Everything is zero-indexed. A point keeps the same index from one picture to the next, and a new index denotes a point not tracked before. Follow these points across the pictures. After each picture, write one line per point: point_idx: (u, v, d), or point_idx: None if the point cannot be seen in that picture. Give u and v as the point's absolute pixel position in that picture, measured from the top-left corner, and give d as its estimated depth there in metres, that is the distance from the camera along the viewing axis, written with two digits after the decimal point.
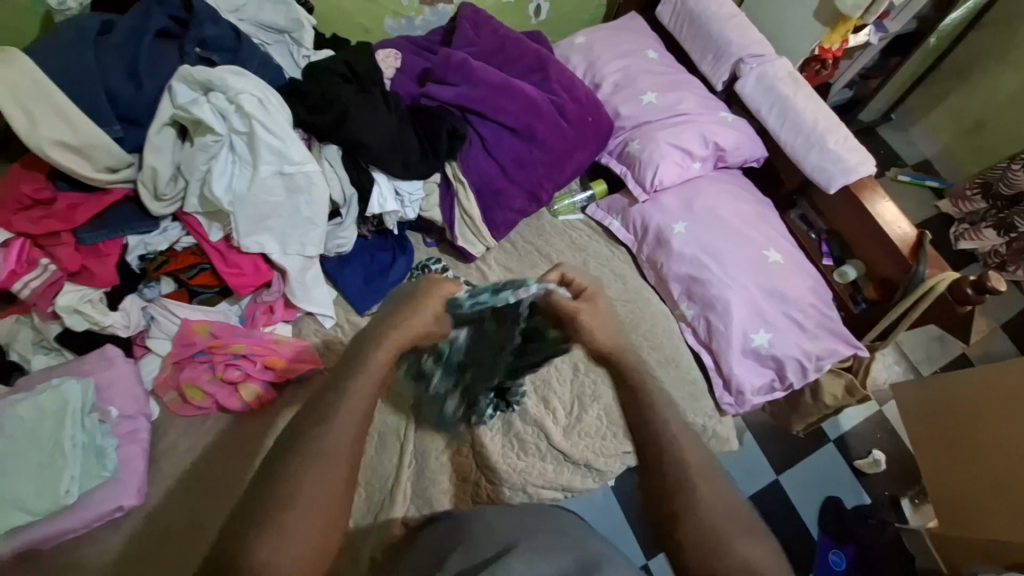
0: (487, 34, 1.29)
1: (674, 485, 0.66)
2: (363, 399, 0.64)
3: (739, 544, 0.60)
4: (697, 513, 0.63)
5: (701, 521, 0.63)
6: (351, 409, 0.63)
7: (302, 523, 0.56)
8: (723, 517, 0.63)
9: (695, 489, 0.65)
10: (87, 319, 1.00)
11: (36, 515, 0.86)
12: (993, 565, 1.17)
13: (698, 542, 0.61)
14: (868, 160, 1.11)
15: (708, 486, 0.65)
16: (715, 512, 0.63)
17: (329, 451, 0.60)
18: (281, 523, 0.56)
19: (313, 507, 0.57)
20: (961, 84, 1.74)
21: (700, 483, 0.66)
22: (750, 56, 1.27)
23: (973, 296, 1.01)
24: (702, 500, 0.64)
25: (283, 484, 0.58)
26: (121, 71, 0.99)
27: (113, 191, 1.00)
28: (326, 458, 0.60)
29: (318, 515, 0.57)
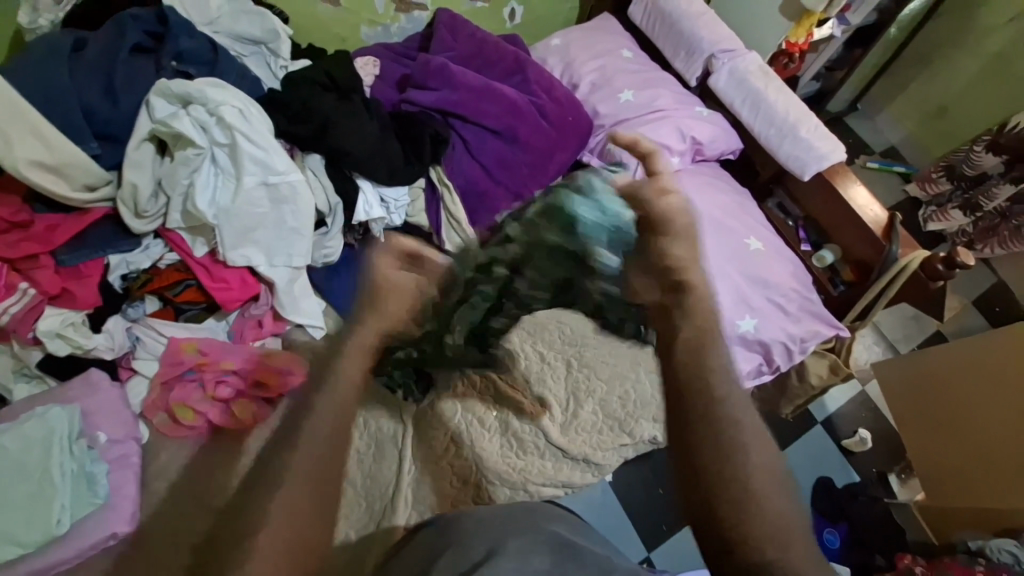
0: (465, 38, 1.30)
1: (718, 454, 0.57)
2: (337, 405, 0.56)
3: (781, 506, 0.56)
4: (753, 491, 0.56)
5: (743, 494, 0.56)
6: (325, 406, 0.56)
7: (270, 532, 0.51)
8: (769, 488, 0.57)
9: (743, 461, 0.57)
10: (70, 343, 0.98)
11: (28, 546, 0.83)
12: (983, 531, 1.24)
13: (733, 509, 0.55)
14: (838, 147, 1.15)
15: (758, 456, 0.57)
16: (750, 483, 0.56)
17: (299, 459, 0.53)
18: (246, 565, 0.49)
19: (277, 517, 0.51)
20: (921, 73, 1.82)
21: (752, 453, 0.57)
22: (721, 51, 1.31)
23: (944, 272, 1.06)
24: (739, 468, 0.56)
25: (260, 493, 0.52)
26: (97, 88, 0.98)
27: (92, 211, 0.98)
28: (296, 467, 0.53)
29: (285, 522, 0.51)
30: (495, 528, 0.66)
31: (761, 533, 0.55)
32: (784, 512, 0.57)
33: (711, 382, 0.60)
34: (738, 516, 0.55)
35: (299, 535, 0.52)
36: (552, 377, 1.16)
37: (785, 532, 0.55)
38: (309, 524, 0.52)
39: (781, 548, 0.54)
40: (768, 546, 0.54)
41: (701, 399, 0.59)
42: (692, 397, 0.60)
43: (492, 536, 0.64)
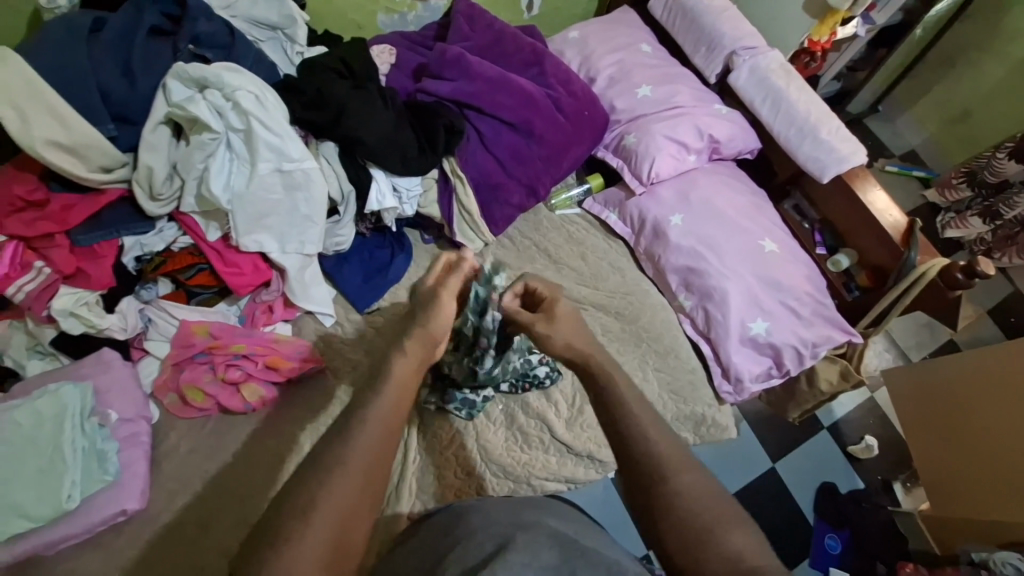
0: (482, 28, 1.28)
1: (652, 486, 0.61)
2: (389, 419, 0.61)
3: (727, 535, 0.57)
4: (680, 507, 0.59)
5: (684, 520, 0.58)
6: (376, 417, 0.61)
7: (309, 533, 0.52)
8: (715, 505, 0.59)
9: (679, 487, 0.60)
10: (84, 322, 0.98)
11: (38, 521, 0.85)
12: (986, 543, 1.23)
13: (677, 540, 0.58)
14: (860, 150, 1.13)
15: (694, 481, 0.61)
16: (694, 505, 0.59)
17: (353, 459, 0.57)
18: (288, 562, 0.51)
19: (326, 523, 0.53)
20: (945, 76, 1.78)
21: (680, 477, 0.61)
22: (743, 48, 1.28)
23: (963, 281, 1.03)
24: (669, 498, 0.59)
25: (308, 490, 0.54)
26: (115, 69, 0.98)
27: (107, 192, 0.99)
28: (354, 469, 0.57)
29: (332, 521, 0.54)
30: (503, 521, 0.66)
31: (714, 555, 0.56)
32: (743, 531, 0.58)
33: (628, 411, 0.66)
34: (686, 545, 0.57)
35: (337, 538, 0.53)
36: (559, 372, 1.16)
37: (746, 555, 0.55)
38: (350, 535, 0.54)
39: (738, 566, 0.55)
40: (725, 571, 0.55)
41: (637, 433, 0.64)
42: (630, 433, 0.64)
43: (499, 530, 0.64)
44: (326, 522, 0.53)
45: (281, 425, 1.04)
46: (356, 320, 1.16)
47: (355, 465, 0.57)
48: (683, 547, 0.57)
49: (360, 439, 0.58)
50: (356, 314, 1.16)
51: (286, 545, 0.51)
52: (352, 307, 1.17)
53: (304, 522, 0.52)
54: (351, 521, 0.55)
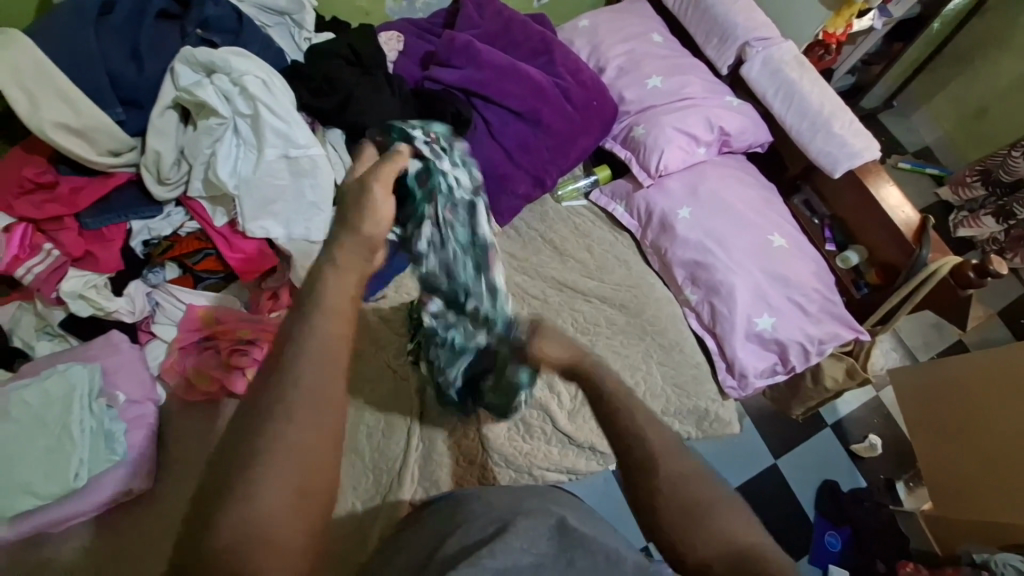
0: (491, 16, 1.27)
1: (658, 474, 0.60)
2: (329, 336, 0.52)
3: (733, 515, 0.59)
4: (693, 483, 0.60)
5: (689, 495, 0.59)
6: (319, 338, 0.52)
7: (265, 472, 0.47)
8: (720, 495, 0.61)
9: (690, 478, 0.61)
10: (91, 304, 0.99)
11: (45, 499, 0.86)
12: (989, 545, 1.24)
13: (674, 514, 0.58)
14: (873, 145, 1.12)
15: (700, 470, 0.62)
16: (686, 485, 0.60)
17: (294, 381, 0.49)
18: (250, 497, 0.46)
19: (271, 465, 0.47)
20: (962, 72, 1.74)
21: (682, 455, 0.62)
22: (756, 39, 1.26)
23: (975, 280, 1.02)
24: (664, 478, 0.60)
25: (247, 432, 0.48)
26: (123, 53, 0.98)
27: (116, 175, 0.99)
28: (298, 399, 0.49)
29: (284, 464, 0.47)
30: (503, 509, 0.66)
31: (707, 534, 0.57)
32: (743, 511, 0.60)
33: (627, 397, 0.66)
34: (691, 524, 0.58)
35: (302, 484, 0.48)
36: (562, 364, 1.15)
37: (739, 533, 0.58)
38: (306, 474, 0.48)
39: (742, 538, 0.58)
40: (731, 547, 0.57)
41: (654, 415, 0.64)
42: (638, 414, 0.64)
43: (501, 516, 0.64)
44: (279, 450, 0.47)
45: None
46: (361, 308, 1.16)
47: (298, 394, 0.49)
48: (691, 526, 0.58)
49: (299, 373, 0.50)
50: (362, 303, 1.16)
51: (248, 481, 0.46)
52: None
53: (257, 469, 0.47)
54: (308, 464, 0.48)
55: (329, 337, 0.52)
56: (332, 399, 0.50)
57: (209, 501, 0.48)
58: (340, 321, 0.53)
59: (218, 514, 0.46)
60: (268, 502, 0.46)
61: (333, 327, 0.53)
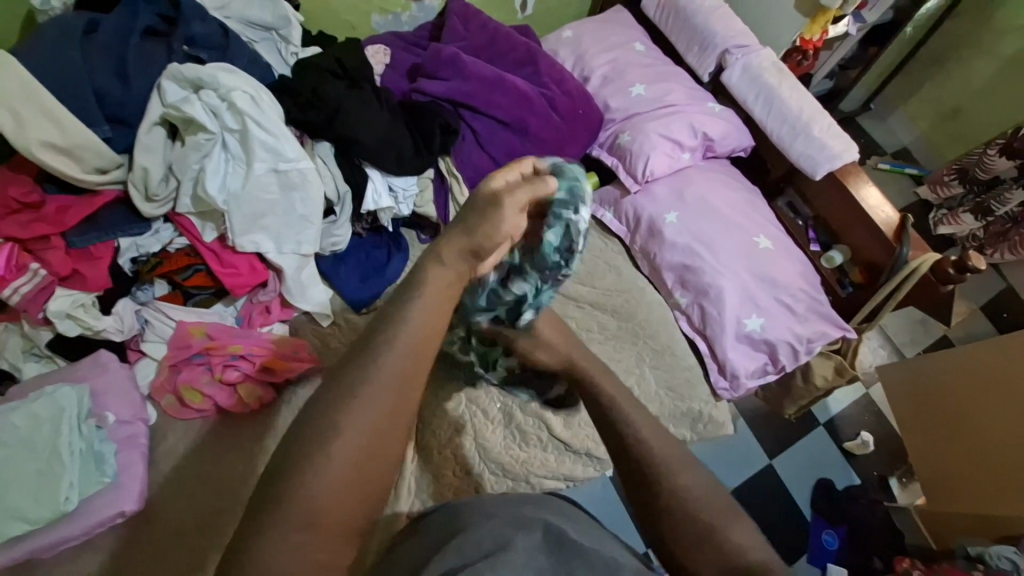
0: (477, 28, 1.29)
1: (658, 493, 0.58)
2: (426, 327, 0.50)
3: (731, 531, 0.56)
4: (688, 507, 0.58)
5: (690, 520, 0.57)
6: (408, 334, 0.49)
7: (330, 460, 0.44)
8: (714, 504, 0.58)
9: (685, 496, 0.58)
10: (81, 323, 0.98)
11: (36, 524, 0.85)
12: (983, 538, 1.25)
13: (678, 535, 0.57)
14: (852, 147, 1.14)
15: (700, 487, 0.59)
16: (687, 508, 0.58)
17: (375, 380, 0.46)
18: (306, 478, 0.43)
19: (336, 464, 0.44)
20: (935, 74, 1.80)
21: (682, 478, 0.59)
22: (736, 47, 1.30)
23: (954, 276, 1.05)
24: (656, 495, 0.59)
25: (312, 428, 0.45)
26: (110, 71, 0.98)
27: (102, 194, 0.99)
28: (374, 395, 0.46)
29: (347, 468, 0.44)
30: (503, 518, 0.66)
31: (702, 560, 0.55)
32: (743, 525, 0.57)
33: (622, 420, 0.63)
34: (693, 546, 0.56)
35: (355, 480, 0.45)
36: None
37: (745, 550, 0.55)
38: (368, 474, 0.45)
39: (741, 558, 0.55)
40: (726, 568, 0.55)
41: (635, 448, 0.61)
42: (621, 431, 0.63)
43: (502, 529, 0.63)
44: (345, 456, 0.44)
45: (278, 424, 1.04)
46: (353, 320, 1.16)
47: (384, 382, 0.47)
48: (690, 545, 0.56)
49: (385, 363, 0.47)
50: (353, 314, 1.16)
51: (304, 474, 0.43)
52: (347, 307, 1.17)
53: (317, 461, 0.44)
54: (371, 471, 0.45)
55: (421, 323, 0.50)
56: (410, 393, 0.48)
57: (257, 497, 0.44)
58: (430, 327, 0.50)
59: (269, 504, 0.43)
60: (317, 495, 0.43)
61: (425, 326, 0.50)
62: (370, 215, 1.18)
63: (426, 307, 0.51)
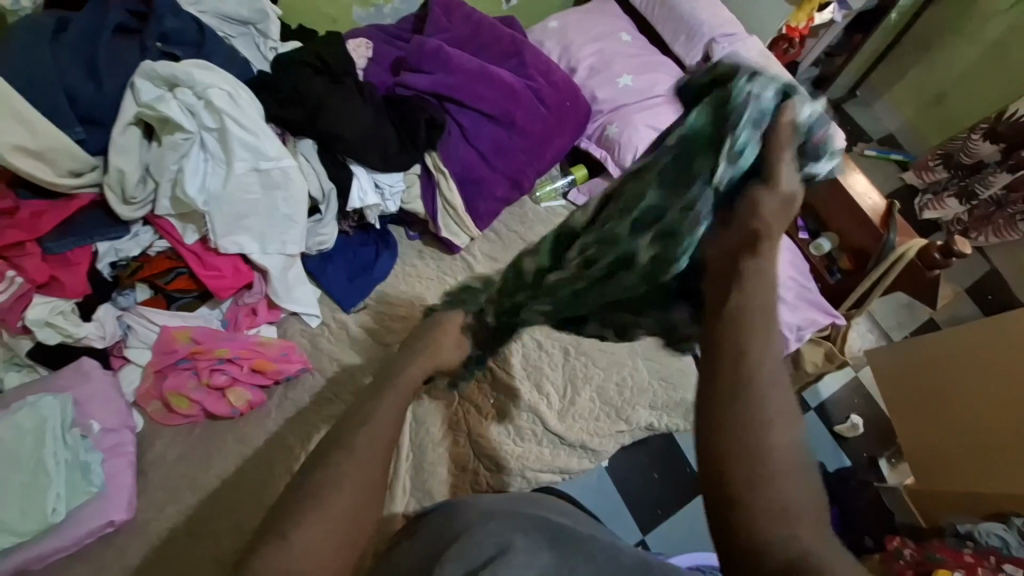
0: (460, 20, 1.27)
1: (731, 395, 0.55)
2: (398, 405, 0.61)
3: (788, 494, 0.50)
4: (771, 447, 0.52)
5: (768, 464, 0.51)
6: (384, 413, 0.60)
7: (323, 511, 0.51)
8: (796, 468, 0.52)
9: (762, 437, 0.52)
10: (59, 331, 0.96)
11: (23, 537, 0.83)
12: (970, 515, 1.27)
13: (749, 466, 0.51)
14: (839, 134, 1.14)
15: (783, 434, 0.53)
16: (766, 442, 0.52)
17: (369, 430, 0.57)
18: (299, 528, 0.50)
19: (337, 500, 0.52)
20: (920, 59, 1.80)
21: (782, 428, 0.53)
22: (722, 35, 1.29)
23: (940, 260, 1.07)
24: (755, 412, 0.53)
25: (319, 472, 0.54)
26: (80, 70, 0.95)
27: (77, 197, 0.96)
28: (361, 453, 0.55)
29: (350, 502, 0.53)
30: (502, 518, 0.65)
31: (757, 497, 0.50)
32: (804, 500, 0.50)
33: (748, 326, 0.59)
34: (755, 486, 0.51)
35: (344, 533, 0.52)
36: (548, 365, 1.15)
37: (792, 519, 0.49)
38: (353, 529, 0.52)
39: (786, 527, 0.49)
40: (772, 517, 0.49)
41: (746, 365, 0.56)
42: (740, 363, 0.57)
43: (498, 529, 0.63)
44: (336, 510, 0.52)
45: (271, 427, 1.03)
46: (342, 319, 1.14)
47: (367, 447, 0.56)
48: (750, 483, 0.51)
49: (370, 431, 0.57)
50: (342, 314, 1.14)
51: (298, 521, 0.50)
52: (337, 307, 1.15)
53: (314, 510, 0.51)
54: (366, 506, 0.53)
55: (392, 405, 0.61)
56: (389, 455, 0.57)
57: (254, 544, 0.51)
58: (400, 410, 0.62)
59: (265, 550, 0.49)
60: (309, 542, 0.50)
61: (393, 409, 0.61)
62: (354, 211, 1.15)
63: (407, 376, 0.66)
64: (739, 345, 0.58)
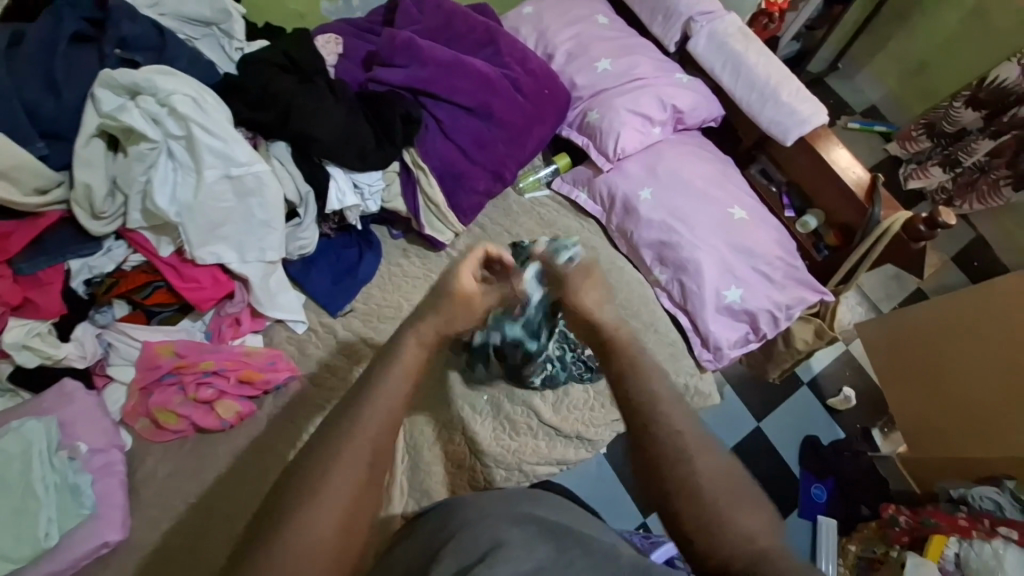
0: (431, 10, 1.23)
1: (666, 457, 0.63)
2: (396, 386, 0.64)
3: (743, 516, 0.59)
4: (701, 479, 0.61)
5: (709, 498, 0.60)
6: (382, 397, 0.63)
7: (325, 493, 0.57)
8: (734, 489, 0.61)
9: (693, 470, 0.62)
10: (38, 354, 0.93)
11: (16, 564, 0.82)
12: (964, 480, 1.31)
13: (699, 506, 0.60)
14: (821, 110, 1.13)
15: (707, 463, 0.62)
16: (700, 479, 0.61)
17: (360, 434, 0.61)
18: (308, 505, 0.57)
19: (329, 497, 0.58)
20: (900, 28, 1.79)
21: (699, 459, 0.62)
22: (699, 14, 1.26)
23: (926, 232, 1.06)
24: (683, 469, 0.62)
25: (312, 470, 0.59)
26: (37, 83, 0.92)
27: (46, 215, 0.93)
28: (357, 439, 0.60)
29: (342, 494, 0.58)
30: (498, 516, 0.65)
31: (719, 533, 0.58)
32: (757, 511, 0.60)
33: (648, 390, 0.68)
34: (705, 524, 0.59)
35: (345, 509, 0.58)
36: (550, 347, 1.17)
37: (758, 536, 0.58)
38: (354, 503, 0.58)
39: (753, 544, 0.57)
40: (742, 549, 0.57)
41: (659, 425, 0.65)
42: (639, 412, 0.66)
43: (493, 526, 0.62)
44: (333, 496, 0.57)
45: (263, 438, 1.01)
46: (329, 324, 1.12)
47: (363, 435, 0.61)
48: (699, 522, 0.59)
49: (368, 416, 0.62)
50: (328, 318, 1.12)
51: (302, 504, 0.57)
52: (323, 312, 1.12)
53: (319, 487, 0.58)
54: (359, 498, 0.59)
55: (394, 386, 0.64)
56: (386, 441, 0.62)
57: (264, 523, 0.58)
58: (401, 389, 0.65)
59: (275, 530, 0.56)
60: (314, 521, 0.56)
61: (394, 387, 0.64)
62: (335, 213, 1.13)
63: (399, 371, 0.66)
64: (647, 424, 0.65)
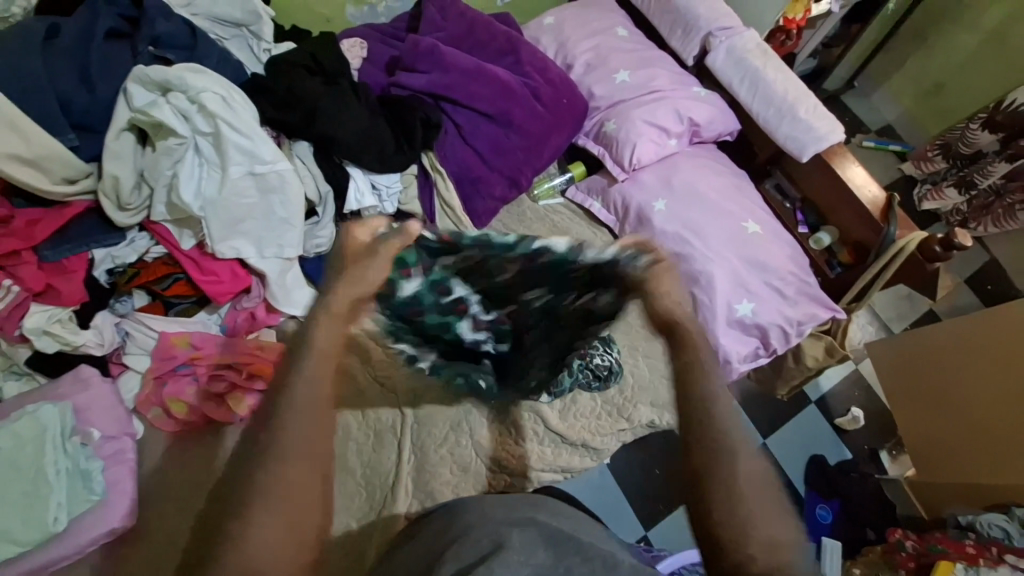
0: (455, 17, 1.25)
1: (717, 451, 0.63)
2: (313, 382, 0.58)
3: (774, 524, 0.62)
4: (738, 483, 0.62)
5: (742, 501, 0.61)
6: (302, 402, 0.57)
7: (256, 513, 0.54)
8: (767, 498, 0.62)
9: (734, 471, 0.62)
10: (58, 340, 0.95)
11: (25, 546, 0.83)
12: (973, 507, 1.28)
13: (733, 508, 0.61)
14: (838, 127, 1.14)
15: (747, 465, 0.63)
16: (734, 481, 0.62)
17: (288, 445, 0.56)
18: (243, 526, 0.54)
19: (263, 522, 0.54)
20: (917, 49, 1.80)
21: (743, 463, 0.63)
22: (719, 29, 1.28)
23: (941, 253, 1.05)
24: (727, 475, 0.62)
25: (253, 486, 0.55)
26: (73, 76, 0.95)
27: (73, 204, 0.96)
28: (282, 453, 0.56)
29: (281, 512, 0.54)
30: (502, 520, 0.65)
31: (750, 539, 0.60)
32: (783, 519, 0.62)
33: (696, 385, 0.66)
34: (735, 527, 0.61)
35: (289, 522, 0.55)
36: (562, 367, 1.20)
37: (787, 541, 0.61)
38: (299, 513, 0.55)
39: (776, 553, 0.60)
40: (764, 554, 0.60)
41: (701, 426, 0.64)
42: (691, 409, 0.65)
43: (496, 528, 0.63)
44: (267, 513, 0.54)
45: None
46: None
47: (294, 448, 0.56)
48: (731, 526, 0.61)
49: (290, 424, 0.56)
50: None
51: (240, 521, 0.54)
52: None
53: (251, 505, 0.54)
54: (296, 513, 0.55)
55: (309, 387, 0.58)
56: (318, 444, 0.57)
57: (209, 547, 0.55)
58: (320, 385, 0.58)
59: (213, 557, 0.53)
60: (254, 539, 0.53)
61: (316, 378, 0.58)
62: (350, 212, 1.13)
63: (315, 371, 0.59)
64: (697, 426, 0.65)
